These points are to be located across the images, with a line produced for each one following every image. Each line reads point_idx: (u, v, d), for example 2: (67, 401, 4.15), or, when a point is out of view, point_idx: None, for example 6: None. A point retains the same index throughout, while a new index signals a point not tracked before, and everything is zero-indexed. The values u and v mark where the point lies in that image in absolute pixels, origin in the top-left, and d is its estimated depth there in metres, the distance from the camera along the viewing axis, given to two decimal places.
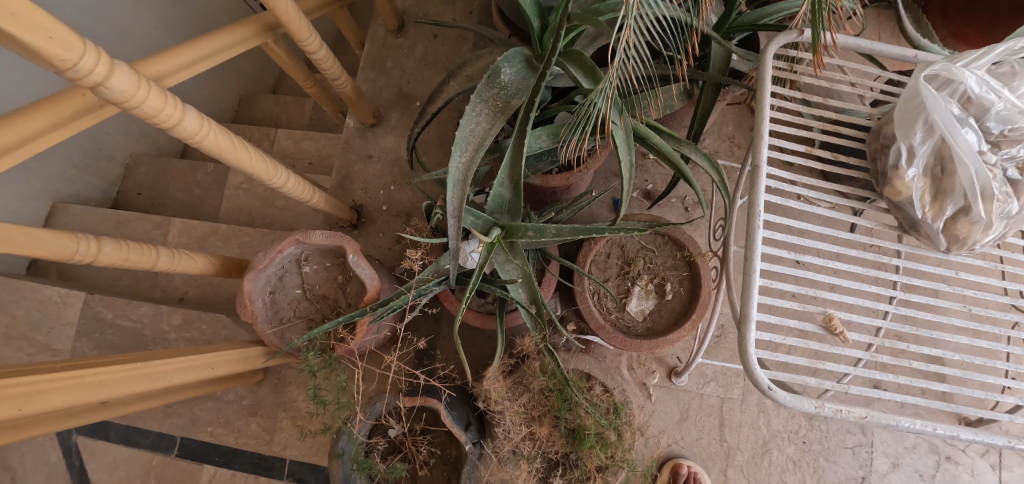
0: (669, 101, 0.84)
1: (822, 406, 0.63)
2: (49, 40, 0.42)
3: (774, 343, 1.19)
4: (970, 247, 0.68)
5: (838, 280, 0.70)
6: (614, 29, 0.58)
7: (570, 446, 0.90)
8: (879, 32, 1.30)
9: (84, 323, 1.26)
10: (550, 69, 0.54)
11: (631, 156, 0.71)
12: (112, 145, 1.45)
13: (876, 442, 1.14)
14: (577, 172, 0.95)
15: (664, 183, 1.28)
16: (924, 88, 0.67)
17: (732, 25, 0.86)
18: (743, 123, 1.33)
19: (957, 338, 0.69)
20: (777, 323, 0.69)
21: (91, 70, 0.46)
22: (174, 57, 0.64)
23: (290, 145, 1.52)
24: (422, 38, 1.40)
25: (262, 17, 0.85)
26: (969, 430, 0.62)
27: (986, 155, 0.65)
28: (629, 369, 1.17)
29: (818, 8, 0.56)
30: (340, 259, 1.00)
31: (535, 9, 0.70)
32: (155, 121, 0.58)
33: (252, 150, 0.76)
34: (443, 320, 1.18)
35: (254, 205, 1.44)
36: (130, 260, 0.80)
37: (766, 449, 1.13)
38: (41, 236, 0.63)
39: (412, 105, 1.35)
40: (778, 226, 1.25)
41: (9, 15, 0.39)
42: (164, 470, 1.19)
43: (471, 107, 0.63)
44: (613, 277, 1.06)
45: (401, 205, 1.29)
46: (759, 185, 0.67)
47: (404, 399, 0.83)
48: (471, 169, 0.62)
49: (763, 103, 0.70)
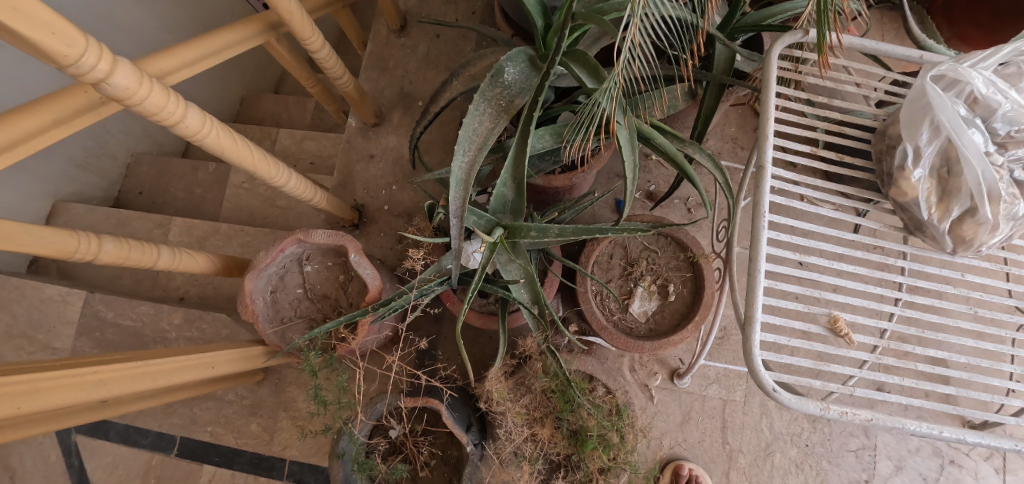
0: (674, 101, 0.84)
1: (828, 409, 0.63)
2: (51, 35, 0.41)
3: (777, 345, 1.19)
4: (976, 248, 0.67)
5: (843, 281, 0.70)
6: (618, 28, 0.58)
7: (572, 447, 0.89)
8: (883, 34, 1.30)
9: (84, 322, 1.26)
10: (554, 68, 0.53)
11: (635, 156, 0.70)
12: (113, 144, 1.44)
13: (880, 445, 1.13)
14: (581, 172, 0.95)
15: (666, 184, 1.27)
16: (930, 88, 0.66)
17: (736, 25, 0.86)
18: (746, 124, 1.32)
19: (963, 341, 0.68)
20: (782, 324, 0.68)
21: (92, 67, 0.46)
22: (176, 55, 0.63)
23: (291, 145, 1.51)
24: (424, 38, 1.40)
25: (264, 16, 0.85)
26: (976, 433, 0.61)
27: (993, 156, 0.65)
28: (631, 370, 1.16)
29: (823, 9, 0.55)
30: (341, 259, 1.00)
31: (539, 8, 0.70)
32: (157, 118, 0.58)
33: (254, 148, 0.75)
34: (444, 321, 1.18)
35: (255, 204, 1.44)
36: (131, 258, 0.80)
37: (768, 451, 1.13)
38: (42, 234, 0.63)
39: (414, 105, 1.35)
40: (781, 227, 1.25)
41: (11, 10, 0.38)
42: (163, 470, 1.18)
43: (474, 106, 0.62)
44: (616, 278, 1.05)
45: (402, 204, 1.28)
46: (764, 186, 0.67)
47: (406, 399, 0.82)
48: (474, 169, 0.62)
49: (767, 104, 0.69)
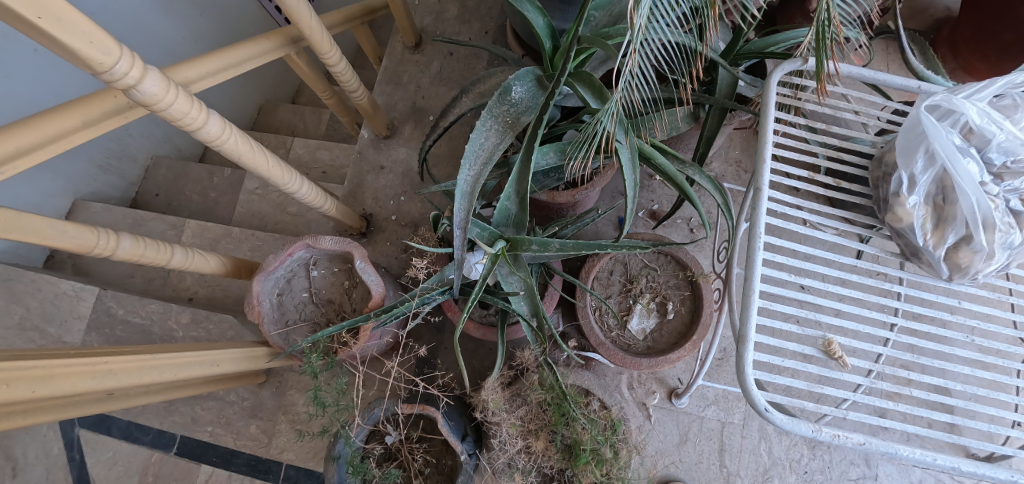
0: (675, 122, 0.88)
1: (821, 431, 0.62)
2: (89, 44, 0.44)
3: (776, 365, 1.19)
4: (971, 276, 0.68)
5: (842, 304, 0.69)
6: (620, 51, 0.59)
7: (566, 462, 0.89)
8: (888, 63, 1.33)
9: (94, 318, 1.29)
10: (558, 88, 0.56)
11: (636, 175, 0.71)
12: (134, 146, 1.50)
13: (880, 475, 1.11)
14: (583, 189, 0.97)
15: (670, 203, 1.29)
16: (924, 118, 0.68)
17: (739, 52, 0.88)
18: (750, 148, 1.34)
19: (961, 369, 0.67)
20: (777, 345, 0.67)
21: (125, 74, 0.49)
22: (202, 65, 0.67)
23: (305, 154, 1.56)
24: (438, 55, 1.45)
25: (288, 30, 0.89)
26: (972, 462, 0.59)
27: (988, 185, 0.66)
28: (629, 388, 1.17)
29: (822, 35, 0.54)
30: (347, 265, 1.03)
31: (546, 31, 0.74)
32: (181, 124, 0.62)
33: (269, 155, 0.78)
34: (445, 331, 1.20)
35: (267, 210, 1.48)
36: (145, 256, 0.83)
37: (767, 476, 1.11)
38: (65, 229, 0.66)
39: (425, 119, 1.39)
40: (783, 250, 1.26)
41: (55, 19, 0.42)
42: (161, 469, 1.19)
43: (480, 122, 0.64)
44: (615, 295, 1.07)
45: (409, 215, 1.31)
46: (760, 207, 0.67)
47: (404, 406, 0.84)
48: (478, 183, 0.64)
49: (767, 130, 0.71)
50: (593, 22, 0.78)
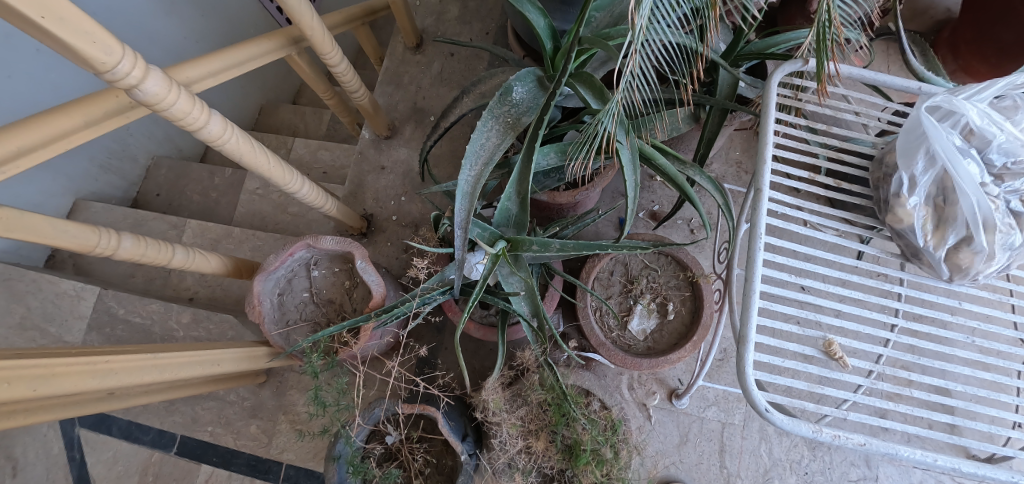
0: (675, 123, 0.88)
1: (821, 431, 0.62)
2: (92, 43, 0.44)
3: (776, 366, 1.19)
4: (972, 277, 0.68)
5: (842, 305, 0.69)
6: (621, 52, 0.59)
7: (566, 462, 0.89)
8: (888, 65, 1.34)
9: (95, 317, 1.29)
10: (559, 88, 0.56)
11: (637, 175, 0.71)
12: (135, 146, 1.51)
13: (881, 476, 1.11)
14: (584, 189, 0.97)
15: (670, 204, 1.29)
16: (924, 118, 0.68)
17: (739, 53, 0.88)
18: (750, 149, 1.35)
19: (962, 369, 0.67)
20: (777, 345, 0.67)
21: (127, 73, 0.49)
22: (204, 65, 0.67)
23: (306, 154, 1.56)
24: (439, 56, 1.45)
25: (289, 31, 0.89)
26: (973, 462, 0.59)
27: (988, 186, 0.66)
28: (629, 388, 1.17)
29: (823, 36, 0.54)
30: (348, 265, 1.03)
31: (547, 32, 0.74)
32: (182, 123, 0.62)
33: (270, 155, 0.79)
34: (445, 331, 1.20)
35: (267, 210, 1.48)
36: (146, 255, 0.83)
37: (767, 477, 1.11)
38: (66, 229, 0.66)
39: (426, 120, 1.39)
40: (784, 251, 1.27)
41: (58, 19, 0.42)
42: (161, 469, 1.19)
43: (482, 123, 0.64)
44: (615, 295, 1.07)
45: (409, 215, 1.31)
46: (760, 208, 0.68)
47: (404, 405, 0.84)
48: (479, 183, 0.64)
49: (768, 131, 0.71)
50: (594, 23, 0.78)
